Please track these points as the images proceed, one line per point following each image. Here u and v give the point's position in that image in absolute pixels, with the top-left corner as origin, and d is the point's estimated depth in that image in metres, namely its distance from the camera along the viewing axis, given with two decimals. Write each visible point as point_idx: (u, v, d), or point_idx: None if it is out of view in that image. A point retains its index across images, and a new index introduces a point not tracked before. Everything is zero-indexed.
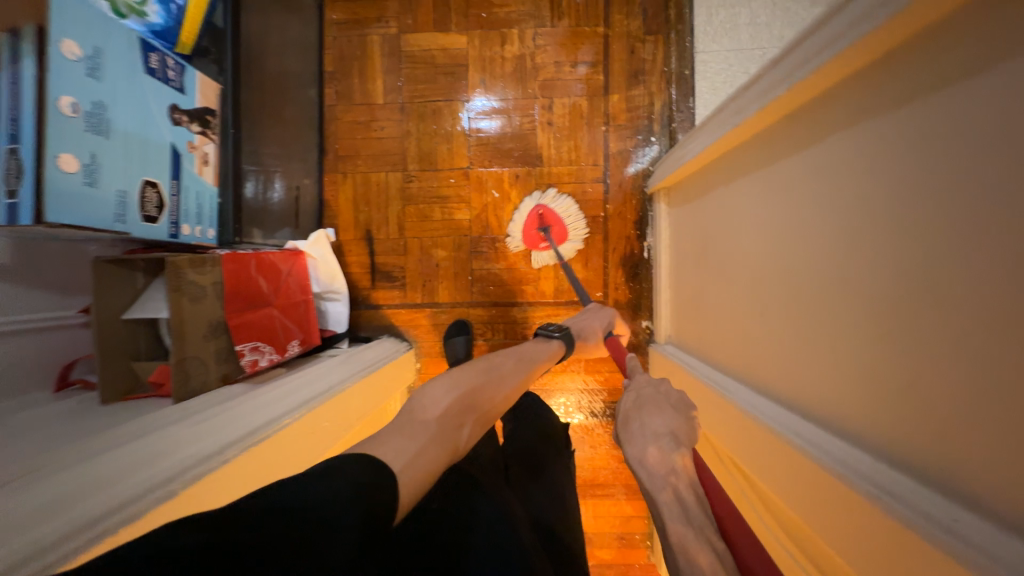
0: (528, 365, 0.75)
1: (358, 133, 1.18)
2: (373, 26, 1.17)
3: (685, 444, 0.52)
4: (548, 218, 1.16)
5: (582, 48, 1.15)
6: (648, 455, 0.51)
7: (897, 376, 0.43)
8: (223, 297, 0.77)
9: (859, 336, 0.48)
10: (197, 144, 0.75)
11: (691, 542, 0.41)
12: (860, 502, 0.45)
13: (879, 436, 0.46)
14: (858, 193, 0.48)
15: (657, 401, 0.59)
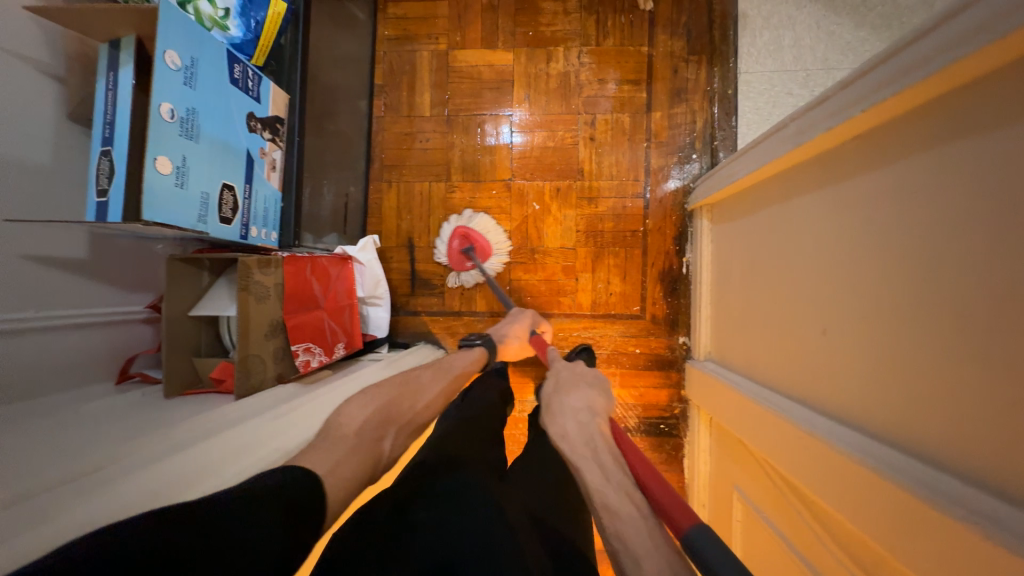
0: (446, 373, 0.80)
1: (403, 144, 1.22)
2: (422, 42, 1.22)
3: (598, 416, 0.68)
4: (469, 237, 1.16)
5: (625, 67, 1.17)
6: (568, 429, 0.65)
7: (985, 397, 0.42)
8: (282, 297, 0.80)
9: (936, 354, 0.47)
10: (267, 151, 0.78)
11: (613, 499, 0.52)
12: (939, 523, 0.44)
13: (966, 458, 0.45)
14: (934, 214, 0.48)
15: (575, 385, 0.76)
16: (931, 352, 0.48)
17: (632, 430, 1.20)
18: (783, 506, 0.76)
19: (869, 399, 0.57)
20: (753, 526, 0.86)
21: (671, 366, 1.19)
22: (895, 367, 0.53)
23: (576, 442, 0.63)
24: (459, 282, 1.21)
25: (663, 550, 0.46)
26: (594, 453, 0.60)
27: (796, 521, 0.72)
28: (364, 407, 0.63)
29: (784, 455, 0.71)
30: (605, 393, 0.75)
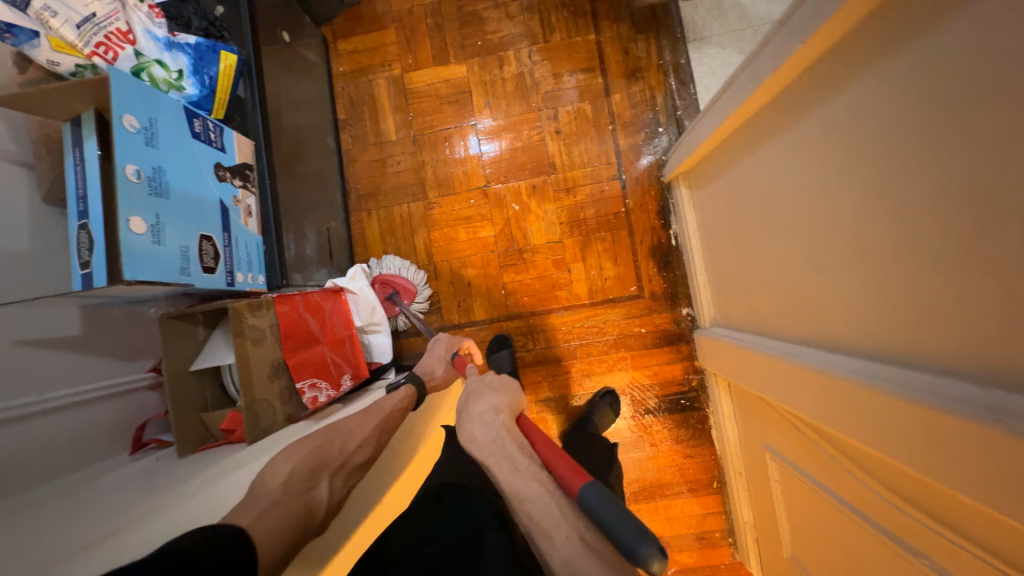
0: (374, 414, 0.78)
1: (376, 171, 1.24)
2: (377, 71, 1.24)
3: (503, 412, 0.70)
4: (387, 283, 1.17)
5: (577, 57, 1.19)
6: (476, 434, 0.67)
7: (987, 293, 0.42)
8: (280, 338, 0.80)
9: (931, 263, 0.47)
10: (240, 197, 0.79)
11: (521, 487, 0.59)
12: (967, 431, 0.43)
13: (982, 358, 0.44)
14: (893, 127, 0.48)
15: (482, 389, 0.76)
16: (927, 261, 0.47)
17: (653, 410, 1.18)
18: (819, 458, 0.74)
19: (883, 324, 0.56)
20: (794, 483, 0.84)
21: (680, 340, 1.17)
22: (897, 286, 0.52)
23: (485, 443, 0.65)
24: (455, 294, 1.21)
25: (568, 514, 0.54)
26: (503, 449, 0.64)
27: (835, 470, 0.70)
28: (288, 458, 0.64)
29: (808, 402, 0.70)
30: (508, 388, 0.76)
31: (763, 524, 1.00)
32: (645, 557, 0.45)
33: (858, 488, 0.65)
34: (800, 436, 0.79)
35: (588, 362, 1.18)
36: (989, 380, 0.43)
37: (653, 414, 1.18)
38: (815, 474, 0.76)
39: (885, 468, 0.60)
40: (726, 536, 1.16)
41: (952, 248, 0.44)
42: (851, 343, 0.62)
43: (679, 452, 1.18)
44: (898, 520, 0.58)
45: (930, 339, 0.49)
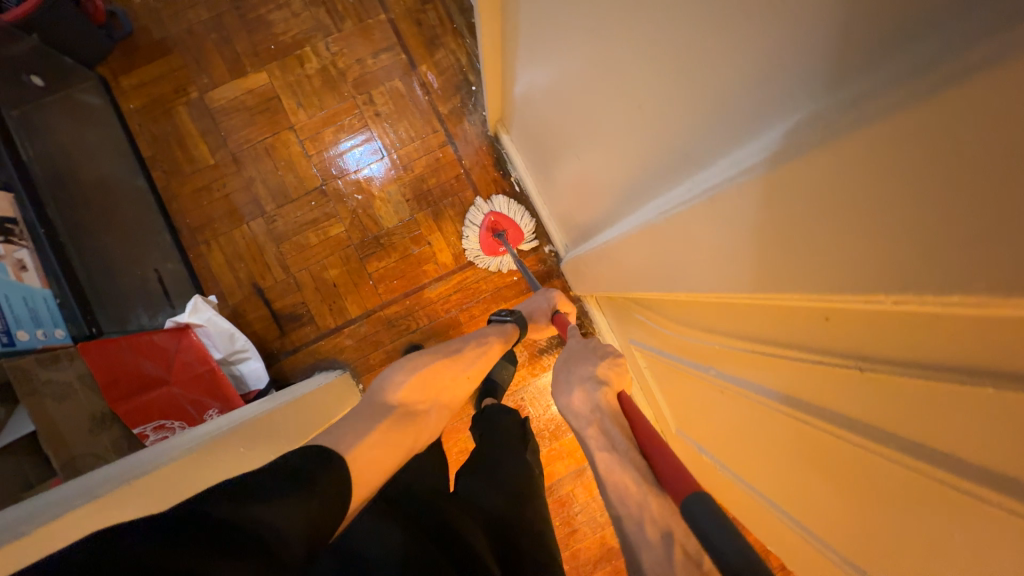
0: (483, 347, 0.88)
1: (203, 199, 1.17)
2: (173, 98, 1.18)
3: (608, 385, 0.67)
4: (499, 222, 1.19)
5: (375, 38, 1.21)
6: (576, 401, 0.67)
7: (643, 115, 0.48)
8: (97, 387, 0.76)
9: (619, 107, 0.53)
10: (3, 253, 0.72)
11: (617, 467, 0.56)
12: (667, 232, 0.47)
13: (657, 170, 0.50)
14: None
15: (586, 354, 0.75)
16: (616, 103, 0.53)
17: (544, 349, 1.24)
18: (657, 327, 0.80)
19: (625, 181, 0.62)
20: (655, 363, 0.90)
21: (551, 277, 1.23)
22: (617, 136, 0.57)
23: (585, 415, 0.65)
24: (324, 299, 1.18)
25: (666, 510, 0.49)
26: (601, 423, 0.62)
27: (667, 332, 0.76)
28: (405, 376, 0.75)
29: (619, 280, 0.76)
30: (614, 361, 0.73)
31: (654, 414, 1.06)
32: None
33: (691, 343, 0.68)
34: (644, 317, 0.85)
35: (475, 324, 1.21)
36: (666, 187, 0.48)
37: (548, 352, 1.24)
38: (664, 346, 0.80)
39: (704, 313, 0.61)
40: None
41: (617, 81, 0.50)
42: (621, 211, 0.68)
43: None
44: (705, 350, 0.65)
45: (640, 173, 0.55)
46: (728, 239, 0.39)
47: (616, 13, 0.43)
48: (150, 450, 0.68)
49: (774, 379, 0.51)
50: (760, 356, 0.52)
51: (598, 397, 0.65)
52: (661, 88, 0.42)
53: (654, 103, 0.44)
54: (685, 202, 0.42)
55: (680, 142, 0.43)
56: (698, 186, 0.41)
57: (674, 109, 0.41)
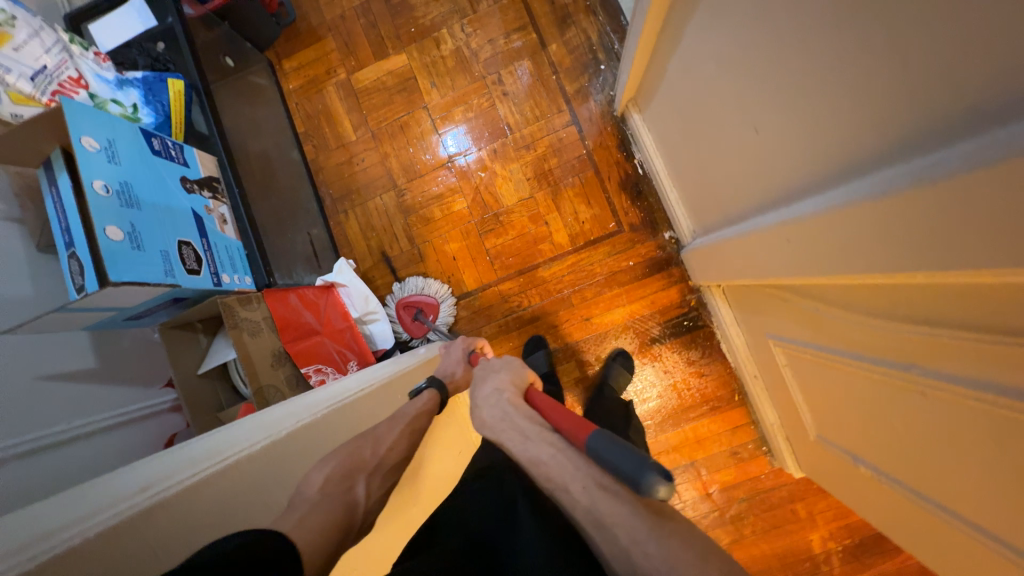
0: (402, 417, 0.67)
1: (344, 172, 1.28)
2: (325, 79, 1.29)
3: (507, 389, 0.68)
4: (412, 304, 1.19)
5: (508, 18, 1.22)
6: (483, 415, 0.65)
7: (869, 81, 0.43)
8: (276, 328, 0.86)
9: (823, 77, 0.49)
10: (212, 207, 0.85)
11: (535, 452, 0.56)
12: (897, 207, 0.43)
13: (883, 139, 0.45)
14: None
15: (485, 373, 0.75)
16: (820, 75, 0.49)
17: (658, 337, 1.18)
18: (808, 315, 0.74)
19: (811, 156, 0.56)
20: (798, 357, 0.84)
21: (669, 264, 1.18)
22: (808, 111, 0.53)
23: (494, 424, 0.62)
24: (443, 271, 1.24)
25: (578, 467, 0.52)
26: (512, 421, 0.61)
27: (826, 322, 0.70)
28: (322, 465, 0.53)
29: (775, 266, 0.70)
30: (513, 367, 0.74)
31: (784, 411, 1.01)
32: (651, 485, 0.46)
33: (869, 336, 0.62)
34: (790, 305, 0.78)
35: (586, 307, 1.20)
36: (903, 157, 0.43)
37: (659, 342, 1.18)
38: (822, 340, 0.73)
39: (897, 302, 0.55)
40: (761, 446, 1.16)
41: (836, 51, 0.46)
42: (795, 187, 0.62)
43: (694, 374, 1.18)
44: (895, 344, 0.58)
45: (844, 147, 0.50)
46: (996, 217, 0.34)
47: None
48: (296, 401, 0.72)
49: (1002, 377, 0.45)
50: (976, 344, 0.46)
51: (501, 402, 0.65)
52: (916, 51, 0.37)
53: (898, 69, 0.40)
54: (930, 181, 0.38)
55: (940, 114, 0.38)
56: (952, 158, 0.36)
57: (935, 74, 0.37)
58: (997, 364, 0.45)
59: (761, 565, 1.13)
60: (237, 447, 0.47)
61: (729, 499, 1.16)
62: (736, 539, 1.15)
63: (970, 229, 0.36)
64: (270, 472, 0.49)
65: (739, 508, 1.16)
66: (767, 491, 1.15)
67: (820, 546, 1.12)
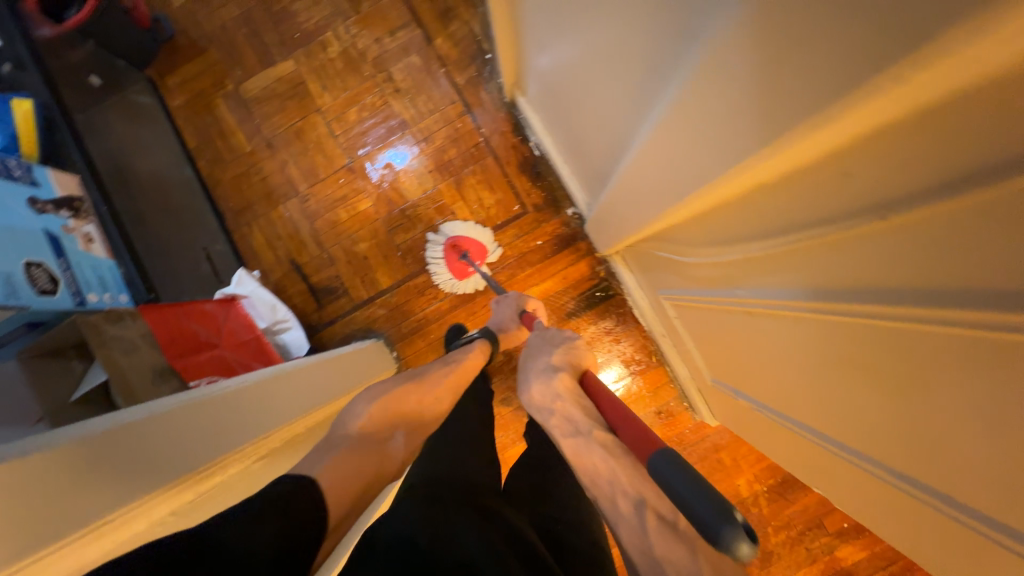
0: (455, 365, 0.79)
1: (242, 183, 1.25)
2: (212, 92, 1.26)
3: (563, 375, 0.72)
4: (463, 245, 1.20)
5: (391, 17, 1.24)
6: (536, 396, 0.71)
7: (634, 23, 0.47)
8: (157, 343, 0.84)
9: (610, 25, 0.52)
10: (72, 227, 0.82)
11: (584, 450, 0.57)
12: (678, 128, 0.46)
13: (654, 73, 0.49)
14: None
15: (542, 346, 0.81)
16: (610, 24, 0.53)
17: (574, 311, 1.21)
18: (674, 255, 0.79)
19: (626, 104, 0.60)
20: (681, 306, 0.89)
21: (575, 240, 1.21)
22: (615, 61, 0.57)
23: (543, 402, 0.69)
24: (356, 272, 1.23)
25: (635, 481, 0.50)
26: (565, 408, 0.66)
27: (687, 260, 0.75)
28: (366, 403, 0.62)
29: (638, 214, 0.74)
30: (570, 349, 0.78)
31: (690, 363, 1.06)
32: (731, 543, 0.36)
33: (716, 266, 0.66)
34: (656, 249, 0.84)
35: (502, 290, 1.22)
36: (665, 85, 0.47)
37: (576, 315, 1.21)
38: (694, 283, 0.77)
39: (723, 229, 0.60)
40: (682, 403, 1.20)
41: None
42: (625, 137, 0.66)
43: (612, 343, 1.21)
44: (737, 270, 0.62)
45: (638, 90, 0.54)
46: (730, 111, 0.38)
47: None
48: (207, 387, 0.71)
49: (800, 272, 0.49)
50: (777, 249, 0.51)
51: (554, 385, 0.70)
52: None
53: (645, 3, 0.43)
54: (690, 92, 0.42)
55: (674, 39, 0.41)
56: (687, 73, 0.40)
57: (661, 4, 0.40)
58: (800, 268, 0.49)
59: None
60: (126, 419, 0.46)
61: None
62: None
63: (718, 131, 0.40)
64: (182, 442, 0.48)
65: None
66: (693, 445, 1.20)
67: (747, 489, 1.17)
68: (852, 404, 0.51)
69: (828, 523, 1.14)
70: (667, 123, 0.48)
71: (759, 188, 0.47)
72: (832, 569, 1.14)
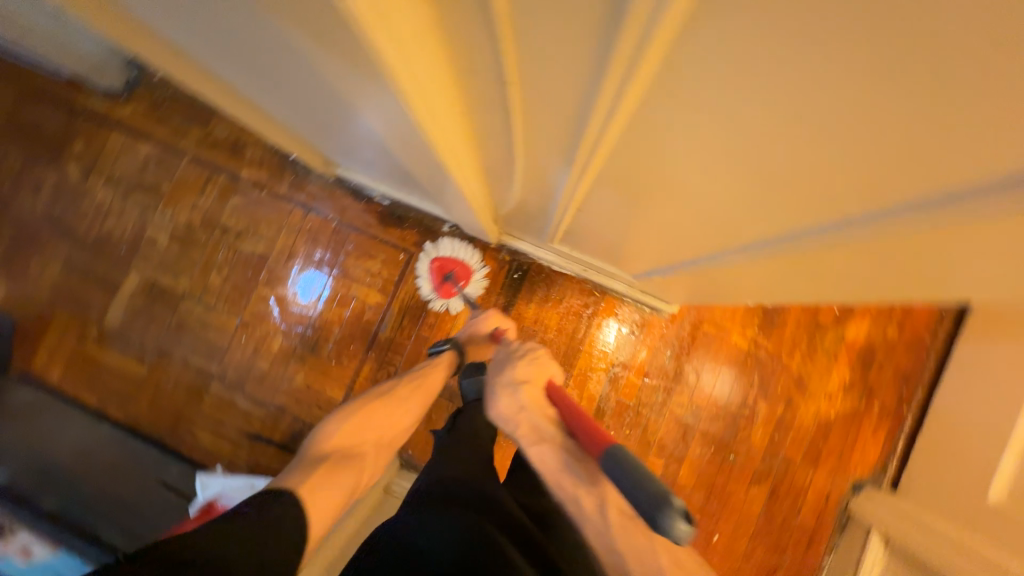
0: (418, 379, 0.91)
1: (160, 402, 1.22)
2: (82, 346, 1.24)
3: (531, 385, 0.69)
4: (447, 265, 1.22)
5: (190, 179, 1.26)
6: (503, 406, 0.68)
7: (313, 74, 0.51)
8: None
9: (308, 82, 0.56)
10: None
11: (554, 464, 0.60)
12: (397, 122, 0.49)
13: (357, 99, 0.51)
14: (211, 34, 0.57)
15: (505, 359, 0.76)
16: (308, 82, 0.56)
17: (507, 303, 1.23)
18: (511, 209, 0.83)
19: (373, 130, 0.64)
20: (565, 239, 0.92)
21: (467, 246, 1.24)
22: (320, 96, 0.60)
23: (509, 417, 0.67)
24: (309, 404, 1.21)
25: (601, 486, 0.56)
26: (529, 421, 0.65)
27: (522, 209, 0.79)
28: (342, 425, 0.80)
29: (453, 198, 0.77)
30: (534, 358, 0.75)
31: (620, 275, 1.09)
32: (672, 528, 0.44)
33: (535, 202, 0.70)
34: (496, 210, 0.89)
35: (439, 329, 1.23)
36: (366, 102, 0.50)
37: (512, 304, 1.23)
38: (541, 220, 0.80)
39: (507, 176, 0.64)
40: (646, 310, 1.21)
41: (289, 67, 0.53)
42: (397, 148, 0.70)
43: (557, 305, 1.22)
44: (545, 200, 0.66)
45: (364, 116, 0.57)
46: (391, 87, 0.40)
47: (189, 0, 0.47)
48: None
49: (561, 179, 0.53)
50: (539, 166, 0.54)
51: (521, 397, 0.66)
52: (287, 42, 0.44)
53: (299, 55, 0.46)
54: (364, 86, 0.44)
55: (335, 67, 0.44)
56: (361, 78, 0.43)
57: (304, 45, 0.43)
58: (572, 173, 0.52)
59: (725, 392, 1.19)
60: None
61: (663, 369, 1.20)
62: (693, 391, 1.19)
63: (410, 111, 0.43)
64: None
65: (675, 368, 1.20)
66: (681, 337, 1.20)
67: (745, 340, 1.19)
68: (689, 231, 0.54)
69: (823, 318, 1.18)
70: (391, 120, 0.51)
71: (485, 125, 0.51)
72: (852, 351, 1.18)
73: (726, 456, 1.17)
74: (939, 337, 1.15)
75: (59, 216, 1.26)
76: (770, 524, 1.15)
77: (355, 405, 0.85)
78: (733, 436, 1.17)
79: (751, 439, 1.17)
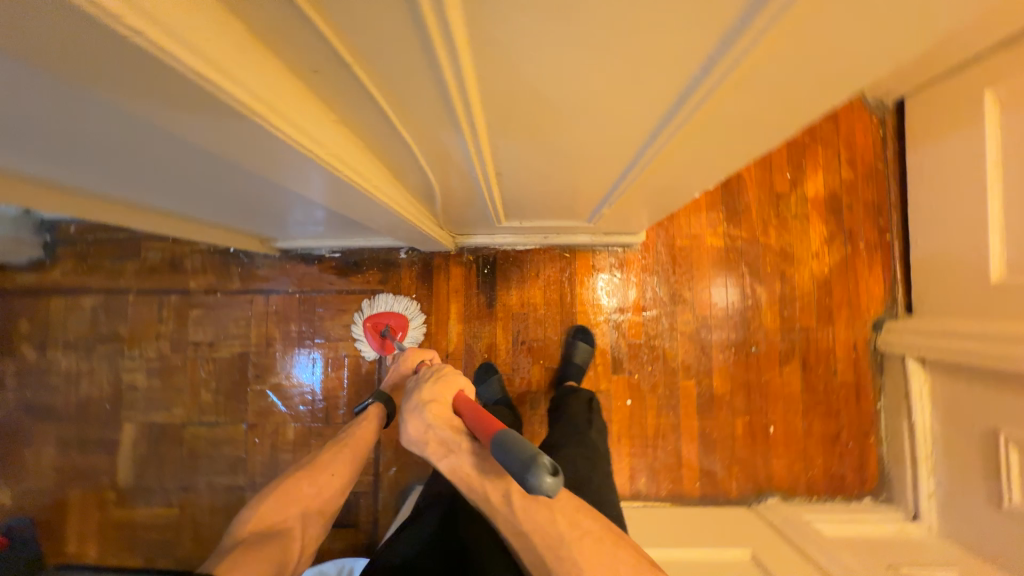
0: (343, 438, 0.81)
1: (204, 534, 1.19)
2: (107, 513, 1.21)
3: (437, 400, 0.64)
4: (380, 321, 1.18)
5: (145, 312, 1.24)
6: (412, 430, 0.63)
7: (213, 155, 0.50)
8: None
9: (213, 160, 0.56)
10: None
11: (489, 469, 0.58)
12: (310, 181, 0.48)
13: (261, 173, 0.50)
14: (96, 157, 0.56)
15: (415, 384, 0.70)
16: (215, 162, 0.56)
17: (488, 300, 1.22)
18: (451, 206, 0.83)
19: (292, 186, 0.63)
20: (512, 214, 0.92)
21: (430, 263, 1.23)
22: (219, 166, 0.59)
23: (420, 438, 0.62)
24: None
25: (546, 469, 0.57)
26: (440, 437, 0.61)
27: (459, 201, 0.79)
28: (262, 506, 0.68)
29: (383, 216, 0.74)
30: (443, 374, 0.68)
31: (580, 228, 1.09)
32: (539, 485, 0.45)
33: (467, 189, 0.70)
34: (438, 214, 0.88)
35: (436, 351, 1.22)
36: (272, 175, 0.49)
37: (494, 298, 1.22)
38: (479, 203, 0.79)
39: (433, 177, 0.64)
40: (619, 251, 1.22)
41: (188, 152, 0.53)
42: (319, 194, 0.69)
43: (535, 282, 1.22)
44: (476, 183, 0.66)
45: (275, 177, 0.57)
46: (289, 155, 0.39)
47: (22, 120, 0.43)
48: None
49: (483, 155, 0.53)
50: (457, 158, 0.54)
51: (426, 415, 0.62)
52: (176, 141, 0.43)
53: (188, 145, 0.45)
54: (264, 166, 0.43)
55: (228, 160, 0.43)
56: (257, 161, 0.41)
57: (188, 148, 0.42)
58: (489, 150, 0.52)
59: (724, 293, 1.19)
60: None
61: (658, 297, 1.20)
62: (693, 305, 1.20)
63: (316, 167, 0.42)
64: None
65: (669, 291, 1.20)
66: (661, 260, 1.21)
67: (720, 239, 1.20)
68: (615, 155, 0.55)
69: (779, 188, 1.20)
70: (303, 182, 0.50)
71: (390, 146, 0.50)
72: (818, 205, 1.20)
73: (749, 352, 1.18)
74: (890, 161, 1.18)
75: (33, 401, 1.23)
76: (816, 394, 1.16)
77: (275, 482, 0.73)
78: (748, 330, 1.18)
79: (764, 325, 1.18)
